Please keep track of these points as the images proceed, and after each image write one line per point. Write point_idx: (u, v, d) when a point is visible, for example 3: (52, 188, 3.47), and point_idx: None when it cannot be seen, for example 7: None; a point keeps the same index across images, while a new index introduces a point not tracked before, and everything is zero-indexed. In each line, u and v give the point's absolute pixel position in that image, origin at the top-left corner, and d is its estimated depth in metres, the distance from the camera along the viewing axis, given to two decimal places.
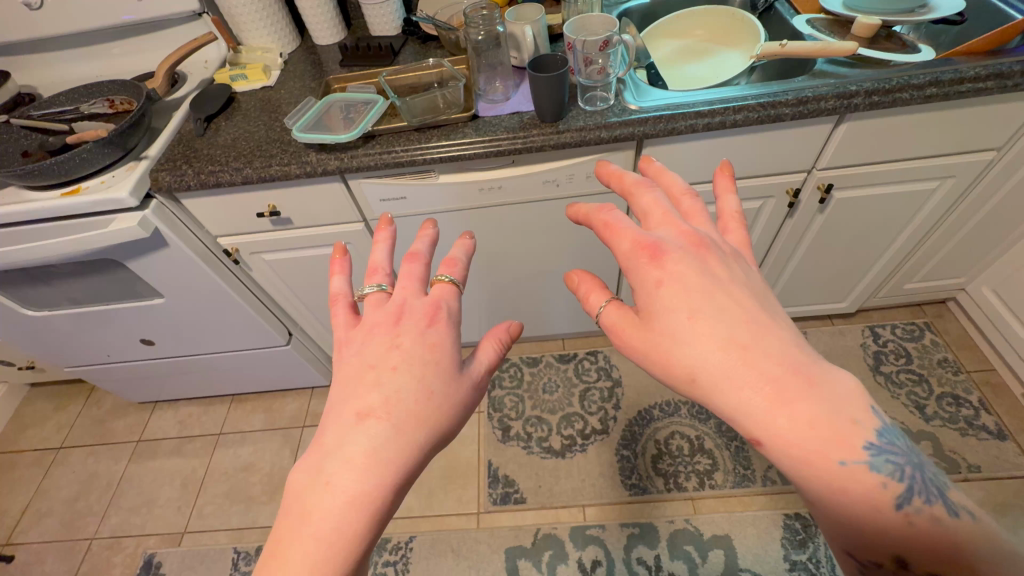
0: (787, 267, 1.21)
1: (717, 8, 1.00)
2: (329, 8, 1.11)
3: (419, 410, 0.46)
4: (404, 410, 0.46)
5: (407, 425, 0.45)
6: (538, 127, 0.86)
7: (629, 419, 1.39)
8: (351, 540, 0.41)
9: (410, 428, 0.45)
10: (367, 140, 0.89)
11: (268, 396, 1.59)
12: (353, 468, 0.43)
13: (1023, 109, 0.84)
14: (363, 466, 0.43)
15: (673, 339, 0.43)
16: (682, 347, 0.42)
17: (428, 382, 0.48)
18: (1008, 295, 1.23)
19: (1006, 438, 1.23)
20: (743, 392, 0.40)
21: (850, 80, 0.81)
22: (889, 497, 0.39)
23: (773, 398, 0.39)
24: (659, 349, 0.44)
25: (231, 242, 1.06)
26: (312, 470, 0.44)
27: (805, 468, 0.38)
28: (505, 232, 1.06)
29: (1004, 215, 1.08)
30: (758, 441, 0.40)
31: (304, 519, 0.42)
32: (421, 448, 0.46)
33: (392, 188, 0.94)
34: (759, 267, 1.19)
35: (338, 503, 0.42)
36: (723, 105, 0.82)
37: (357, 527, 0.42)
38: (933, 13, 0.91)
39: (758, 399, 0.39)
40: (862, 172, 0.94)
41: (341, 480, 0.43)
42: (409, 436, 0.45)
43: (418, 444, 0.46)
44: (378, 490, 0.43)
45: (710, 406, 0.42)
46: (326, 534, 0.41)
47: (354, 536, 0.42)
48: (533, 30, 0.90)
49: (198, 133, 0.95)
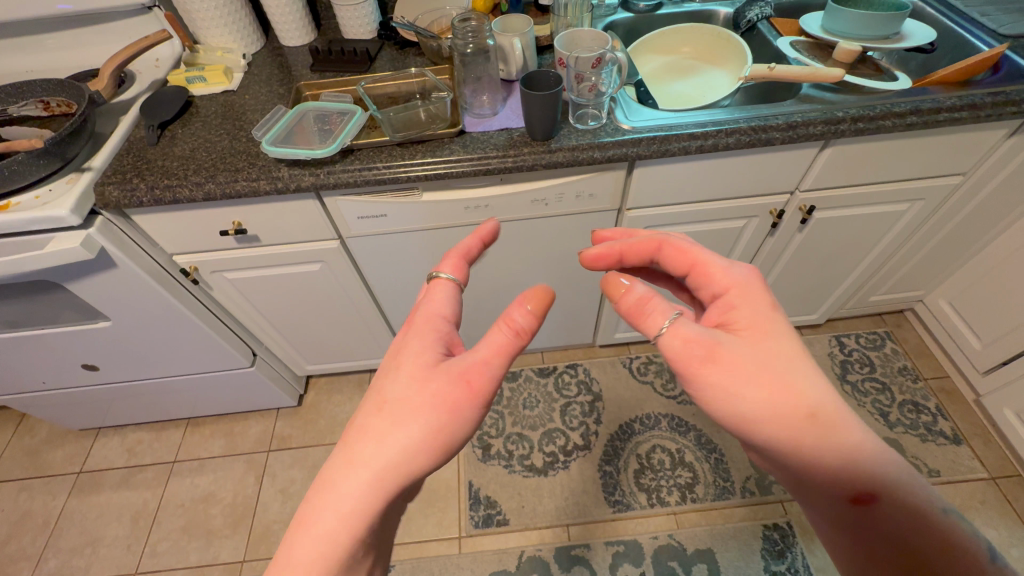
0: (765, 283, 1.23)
1: (702, 25, 1.00)
2: (298, 8, 1.03)
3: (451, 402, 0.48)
4: (438, 402, 0.48)
5: (438, 415, 0.47)
6: (528, 146, 0.82)
7: (610, 434, 1.38)
8: (369, 510, 0.44)
9: (441, 419, 0.47)
10: (345, 155, 0.83)
11: (228, 418, 1.48)
12: (380, 446, 0.46)
13: (988, 137, 0.88)
14: (390, 447, 0.46)
15: (776, 364, 0.49)
16: (797, 372, 0.49)
17: (445, 395, 0.48)
18: (963, 307, 1.30)
19: (961, 442, 1.30)
20: (853, 429, 0.47)
21: (836, 107, 0.82)
22: (979, 551, 0.42)
23: (868, 438, 0.47)
24: (768, 364, 0.49)
25: (189, 260, 0.96)
26: (346, 446, 0.47)
27: (917, 514, 0.44)
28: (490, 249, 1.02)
29: (963, 234, 1.14)
30: (875, 492, 0.45)
31: (333, 487, 0.45)
32: (450, 439, 0.48)
33: (371, 205, 0.88)
34: None
35: (363, 477, 0.45)
36: (714, 128, 0.82)
37: (377, 501, 0.45)
38: (907, 41, 0.94)
39: (860, 436, 0.47)
40: (841, 194, 0.96)
41: (364, 456, 0.46)
42: (442, 425, 0.47)
43: (451, 435, 0.48)
44: (399, 467, 0.46)
45: (825, 443, 0.46)
46: (354, 505, 0.44)
47: (372, 508, 0.45)
48: (522, 43, 0.87)
49: (151, 142, 0.86)
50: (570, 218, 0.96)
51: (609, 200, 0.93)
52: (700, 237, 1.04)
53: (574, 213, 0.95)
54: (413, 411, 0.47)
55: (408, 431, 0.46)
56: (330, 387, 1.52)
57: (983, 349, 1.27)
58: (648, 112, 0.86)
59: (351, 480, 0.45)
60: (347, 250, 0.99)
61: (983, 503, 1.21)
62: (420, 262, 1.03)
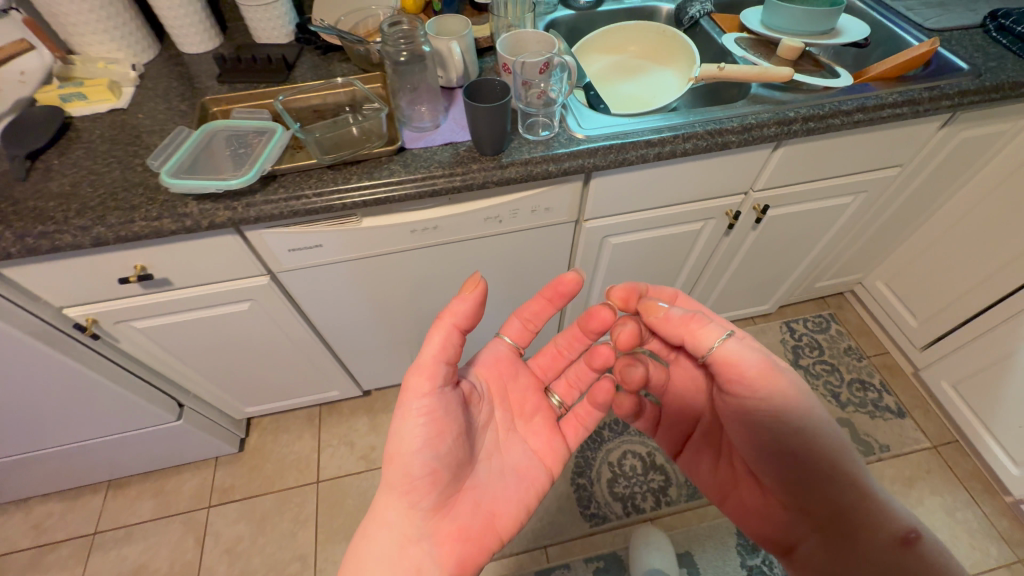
0: (722, 280, 1.23)
1: (646, 23, 0.96)
2: (195, 9, 0.89)
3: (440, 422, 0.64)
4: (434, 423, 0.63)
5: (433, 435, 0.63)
6: (477, 161, 0.75)
7: (580, 444, 1.34)
8: (400, 523, 0.63)
9: (436, 439, 0.63)
10: (267, 183, 0.72)
11: (158, 474, 1.31)
12: (400, 467, 0.63)
13: (924, 131, 0.90)
14: (407, 469, 0.63)
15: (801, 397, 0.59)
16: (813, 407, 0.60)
17: (426, 399, 0.63)
18: (899, 287, 1.37)
19: (905, 415, 1.37)
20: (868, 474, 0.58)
21: (787, 107, 0.81)
22: None
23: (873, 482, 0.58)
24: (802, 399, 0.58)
25: (84, 312, 0.81)
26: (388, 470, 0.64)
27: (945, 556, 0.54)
28: (443, 272, 0.95)
29: (898, 220, 1.19)
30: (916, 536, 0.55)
31: (380, 504, 0.64)
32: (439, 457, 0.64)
33: (303, 237, 0.78)
34: (697, 282, 1.20)
35: (395, 494, 0.63)
36: (671, 134, 0.78)
37: (403, 515, 0.63)
38: (843, 37, 0.95)
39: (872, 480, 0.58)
40: (793, 192, 0.96)
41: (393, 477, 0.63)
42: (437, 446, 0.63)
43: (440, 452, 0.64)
44: (415, 486, 0.63)
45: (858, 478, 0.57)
46: (389, 516, 0.63)
47: (400, 521, 0.63)
48: (460, 47, 0.79)
49: (17, 177, 0.71)
50: (526, 234, 0.90)
51: (566, 212, 0.87)
52: (659, 242, 1.01)
53: (529, 228, 0.89)
54: (411, 424, 0.63)
55: (409, 441, 0.62)
56: (275, 426, 1.38)
57: (919, 326, 1.34)
58: (602, 117, 0.81)
59: (386, 501, 0.64)
60: (280, 285, 0.88)
61: (929, 472, 1.28)
62: (365, 291, 0.93)
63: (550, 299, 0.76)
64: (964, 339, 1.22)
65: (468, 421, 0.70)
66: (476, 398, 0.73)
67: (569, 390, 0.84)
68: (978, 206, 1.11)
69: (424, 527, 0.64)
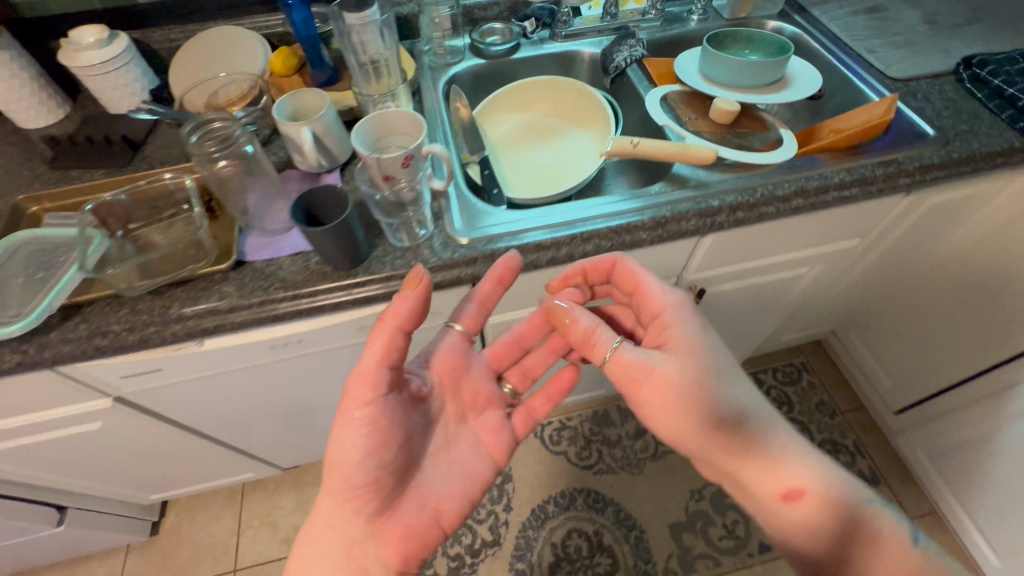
0: None
1: (558, 80, 0.83)
2: (23, 81, 0.76)
3: (382, 428, 0.54)
4: (377, 427, 0.53)
5: (377, 444, 0.53)
6: (328, 279, 0.62)
7: (522, 522, 1.23)
8: (348, 534, 0.55)
9: (381, 446, 0.54)
10: (68, 316, 0.59)
11: (64, 563, 1.21)
12: (338, 473, 0.54)
13: (883, 205, 0.77)
14: (348, 475, 0.53)
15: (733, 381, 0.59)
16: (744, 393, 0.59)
17: (366, 409, 0.52)
18: (873, 344, 1.24)
19: (879, 483, 1.25)
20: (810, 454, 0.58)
21: (709, 193, 0.67)
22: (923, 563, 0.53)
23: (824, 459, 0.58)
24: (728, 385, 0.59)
25: None
26: (329, 481, 0.55)
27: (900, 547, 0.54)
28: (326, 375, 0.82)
29: (867, 281, 1.05)
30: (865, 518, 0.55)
31: (317, 511, 0.56)
32: (389, 462, 0.55)
33: (133, 365, 0.65)
34: None
35: (335, 503, 0.55)
36: (567, 234, 0.65)
37: (347, 522, 0.55)
38: (790, 92, 0.80)
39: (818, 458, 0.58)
40: (733, 273, 0.83)
41: (331, 482, 0.54)
42: (386, 454, 0.54)
43: (391, 458, 0.55)
44: (360, 492, 0.54)
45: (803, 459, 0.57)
46: (326, 525, 0.56)
47: (349, 531, 0.55)
48: (315, 131, 0.66)
49: None
50: (418, 336, 0.77)
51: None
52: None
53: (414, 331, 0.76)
54: (351, 436, 0.52)
55: (349, 450, 0.52)
56: (194, 504, 1.28)
57: (895, 387, 1.21)
58: (490, 210, 0.68)
59: (324, 507, 0.56)
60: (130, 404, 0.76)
61: None
62: (240, 399, 0.81)
63: (495, 283, 0.59)
64: (942, 408, 1.09)
65: (417, 423, 0.59)
66: (425, 395, 0.62)
67: (523, 379, 0.71)
68: (955, 269, 0.97)
69: (370, 529, 0.56)
